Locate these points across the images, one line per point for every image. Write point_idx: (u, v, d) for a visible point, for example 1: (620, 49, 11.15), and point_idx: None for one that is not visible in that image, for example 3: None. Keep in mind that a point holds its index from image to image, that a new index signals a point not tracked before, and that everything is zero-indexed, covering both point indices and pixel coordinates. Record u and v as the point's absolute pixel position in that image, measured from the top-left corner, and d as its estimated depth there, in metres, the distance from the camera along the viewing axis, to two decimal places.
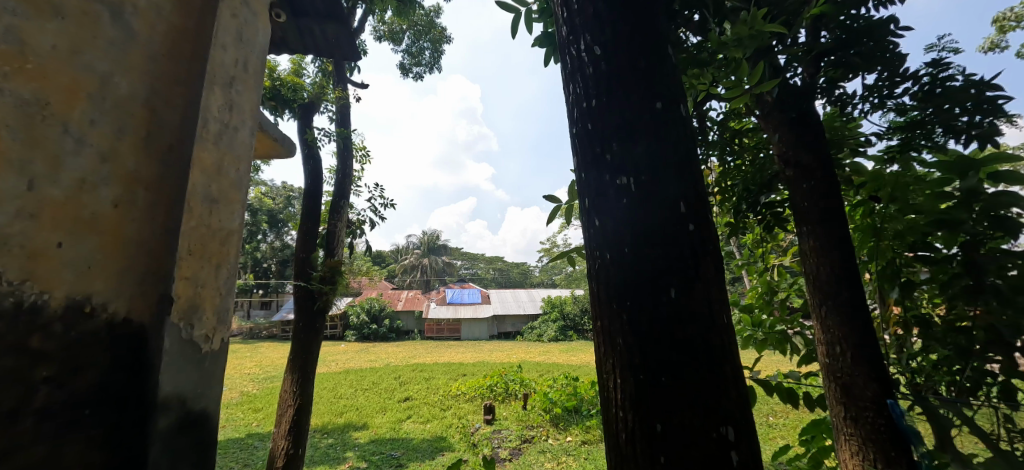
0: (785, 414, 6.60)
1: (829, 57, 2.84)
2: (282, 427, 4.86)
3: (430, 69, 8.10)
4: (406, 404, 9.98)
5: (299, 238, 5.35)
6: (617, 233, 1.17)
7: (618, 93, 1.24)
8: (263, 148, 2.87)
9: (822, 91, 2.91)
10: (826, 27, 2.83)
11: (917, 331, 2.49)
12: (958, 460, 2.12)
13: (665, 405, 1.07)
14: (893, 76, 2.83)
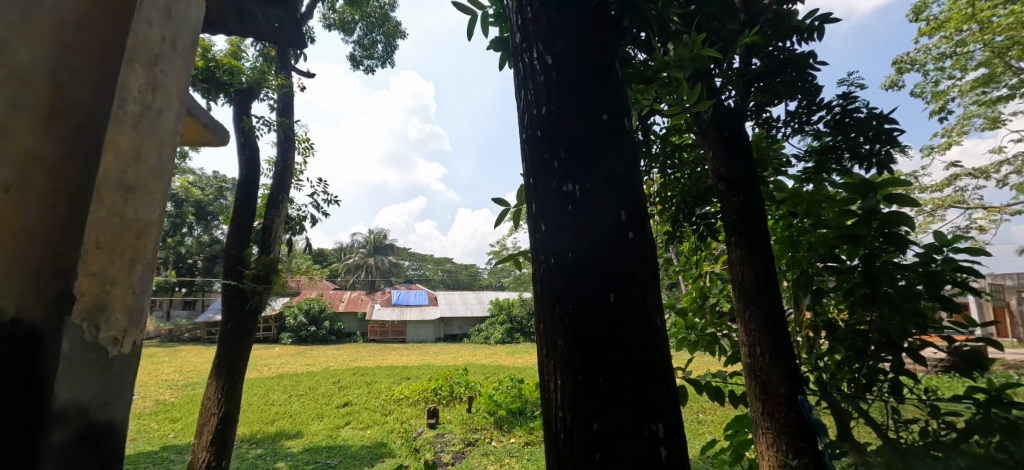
0: (713, 411, 7.05)
1: (757, 83, 3.12)
2: (204, 438, 4.65)
3: (382, 63, 8.01)
4: (344, 410, 9.73)
5: (231, 231, 5.11)
6: (562, 238, 1.26)
7: (568, 103, 1.32)
8: (191, 135, 2.80)
9: (751, 114, 3.20)
10: (757, 54, 3.10)
11: (824, 333, 2.79)
12: (855, 448, 2.35)
13: (602, 405, 1.17)
14: (812, 104, 3.15)
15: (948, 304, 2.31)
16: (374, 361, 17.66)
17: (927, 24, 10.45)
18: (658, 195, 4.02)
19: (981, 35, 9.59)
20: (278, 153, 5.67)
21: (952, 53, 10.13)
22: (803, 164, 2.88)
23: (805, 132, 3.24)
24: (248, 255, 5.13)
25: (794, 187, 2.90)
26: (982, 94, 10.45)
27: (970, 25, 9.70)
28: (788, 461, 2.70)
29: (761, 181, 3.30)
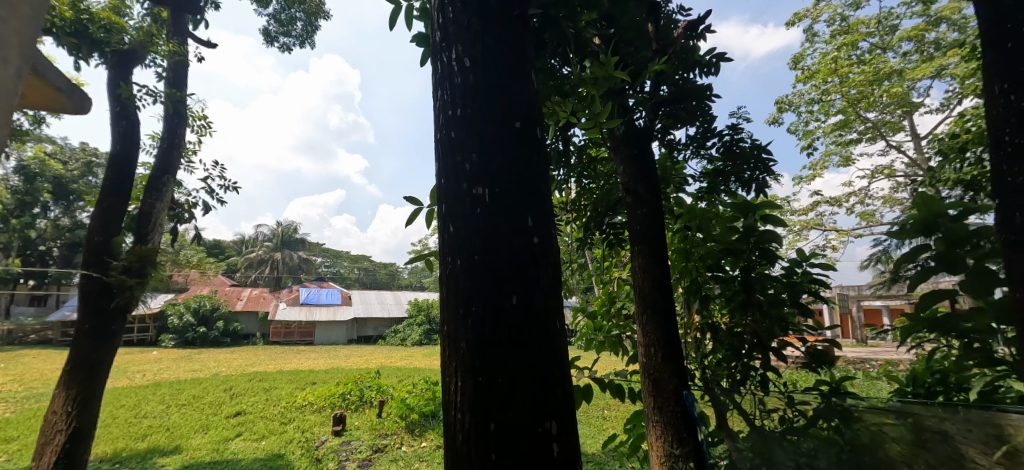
0: (618, 407, 7.51)
1: (663, 108, 3.43)
2: (44, 460, 4.14)
3: (300, 42, 7.64)
4: (235, 420, 9.05)
5: (95, 216, 4.48)
6: (471, 239, 1.23)
7: (483, 106, 1.36)
8: (40, 99, 2.56)
9: (657, 135, 3.52)
10: (665, 82, 3.40)
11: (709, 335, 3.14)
12: (728, 436, 2.65)
13: (500, 405, 1.12)
14: (707, 132, 3.55)
15: (804, 312, 2.72)
16: (276, 365, 16.68)
17: (805, 70, 11.95)
18: (573, 204, 4.25)
19: (844, 85, 11.16)
20: (164, 128, 5.06)
21: (822, 98, 11.68)
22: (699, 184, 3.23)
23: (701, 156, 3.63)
24: (118, 244, 4.56)
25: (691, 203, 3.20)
26: (840, 136, 12.06)
27: (837, 76, 11.25)
28: (674, 450, 2.99)
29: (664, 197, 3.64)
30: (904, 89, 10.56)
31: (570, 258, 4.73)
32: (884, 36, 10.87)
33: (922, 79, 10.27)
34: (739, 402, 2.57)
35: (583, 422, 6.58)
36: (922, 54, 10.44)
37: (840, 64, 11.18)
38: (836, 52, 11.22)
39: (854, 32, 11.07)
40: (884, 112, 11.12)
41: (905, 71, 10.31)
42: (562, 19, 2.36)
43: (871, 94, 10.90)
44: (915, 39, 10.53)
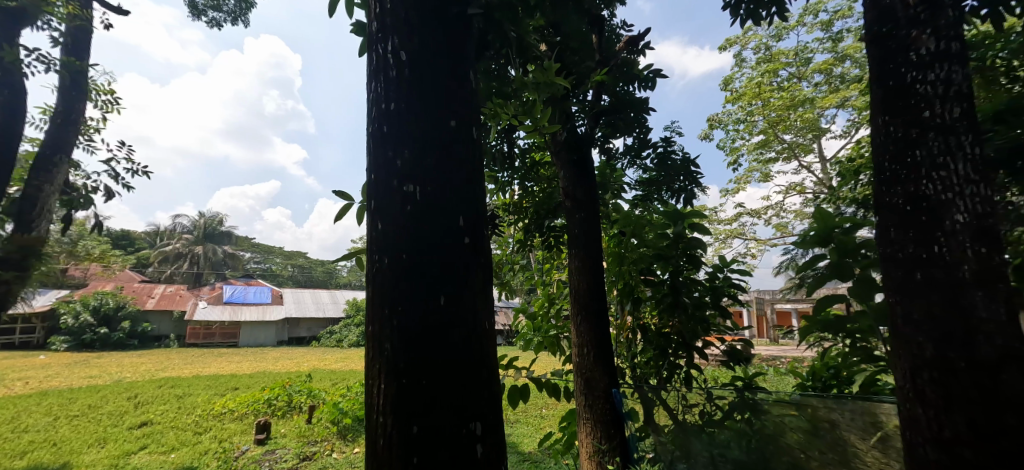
0: (554, 406, 7.65)
1: (603, 118, 3.55)
2: None
3: (232, 19, 7.18)
4: (142, 430, 8.29)
5: None
6: (400, 238, 1.20)
7: (418, 102, 1.33)
8: None
9: (597, 142, 3.62)
10: (606, 92, 3.52)
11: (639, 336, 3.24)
12: (655, 429, 2.92)
13: (424, 407, 1.10)
14: (643, 143, 3.71)
15: (724, 313, 2.93)
16: (195, 370, 15.60)
17: (732, 92, 12.76)
18: (517, 206, 4.30)
19: (765, 108, 12.02)
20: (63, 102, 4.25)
21: (747, 119, 12.54)
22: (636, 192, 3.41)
23: (637, 166, 3.78)
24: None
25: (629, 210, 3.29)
26: (761, 155, 12.94)
27: (760, 99, 12.10)
28: (601, 446, 3.09)
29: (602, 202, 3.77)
30: (815, 115, 11.54)
31: (512, 259, 4.77)
32: (799, 68, 11.82)
33: (830, 108, 11.29)
34: (664, 399, 2.81)
35: (521, 421, 6.63)
36: (830, 85, 11.45)
37: (763, 89, 12.03)
38: (760, 78, 12.09)
39: (776, 60, 11.96)
40: (798, 136, 12.07)
41: (816, 100, 11.30)
42: (505, 22, 2.38)
43: (787, 118, 11.81)
44: (825, 72, 11.55)
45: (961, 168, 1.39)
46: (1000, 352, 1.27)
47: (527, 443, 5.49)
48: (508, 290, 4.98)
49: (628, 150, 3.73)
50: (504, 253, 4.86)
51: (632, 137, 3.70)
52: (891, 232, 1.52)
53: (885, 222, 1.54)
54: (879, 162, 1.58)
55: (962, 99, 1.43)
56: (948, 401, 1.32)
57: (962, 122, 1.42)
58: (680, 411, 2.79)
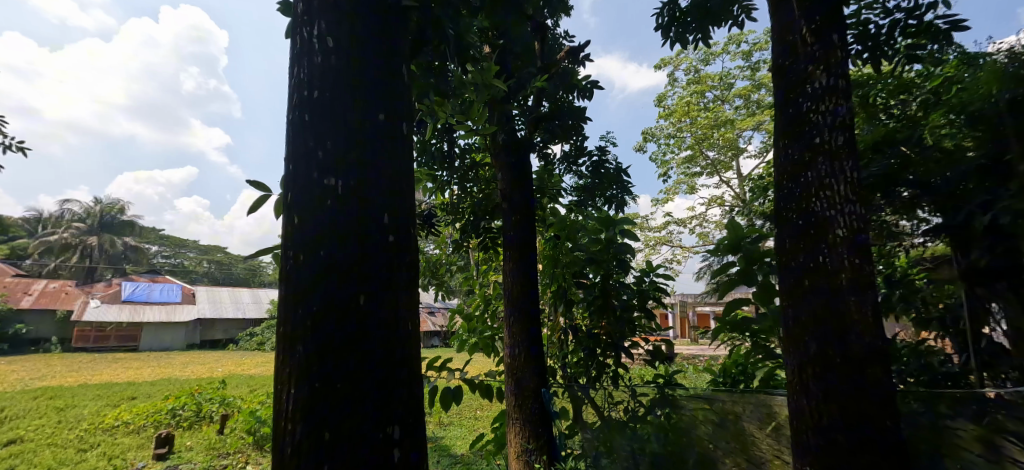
0: (486, 408, 7.60)
1: (543, 123, 3.59)
2: None
3: None
4: (15, 446, 7.26)
5: None
6: (317, 234, 1.10)
7: (344, 91, 1.22)
8: None
9: (536, 146, 3.65)
10: (546, 98, 3.55)
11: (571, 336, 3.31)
12: (584, 426, 3.04)
13: (338, 413, 1.02)
14: (579, 150, 3.80)
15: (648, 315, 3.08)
16: (93, 376, 14.14)
17: (664, 108, 13.39)
18: (453, 207, 4.18)
19: (692, 126, 12.72)
20: None
21: (676, 135, 13.22)
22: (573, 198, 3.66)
23: (572, 172, 3.87)
24: None
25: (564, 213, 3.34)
26: (688, 169, 13.64)
27: (688, 117, 12.78)
28: (528, 445, 3.17)
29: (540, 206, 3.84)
30: (735, 136, 12.33)
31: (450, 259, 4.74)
32: (722, 92, 12.58)
33: (747, 130, 12.12)
34: (593, 396, 2.94)
35: (455, 423, 6.52)
36: (747, 109, 12.22)
37: (691, 108, 12.72)
38: (690, 97, 12.77)
39: (704, 82, 12.69)
40: (721, 154, 12.77)
41: (736, 122, 12.09)
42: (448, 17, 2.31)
43: (712, 136, 12.54)
44: (744, 97, 12.40)
45: (841, 188, 1.94)
46: (868, 346, 1.81)
47: (459, 445, 5.40)
48: (446, 290, 4.95)
49: (566, 156, 3.82)
50: (442, 253, 4.81)
51: (569, 143, 3.78)
52: (790, 242, 2.08)
53: (786, 233, 2.11)
54: (785, 179, 2.15)
55: (844, 130, 2.00)
56: (828, 384, 1.85)
57: (844, 149, 1.98)
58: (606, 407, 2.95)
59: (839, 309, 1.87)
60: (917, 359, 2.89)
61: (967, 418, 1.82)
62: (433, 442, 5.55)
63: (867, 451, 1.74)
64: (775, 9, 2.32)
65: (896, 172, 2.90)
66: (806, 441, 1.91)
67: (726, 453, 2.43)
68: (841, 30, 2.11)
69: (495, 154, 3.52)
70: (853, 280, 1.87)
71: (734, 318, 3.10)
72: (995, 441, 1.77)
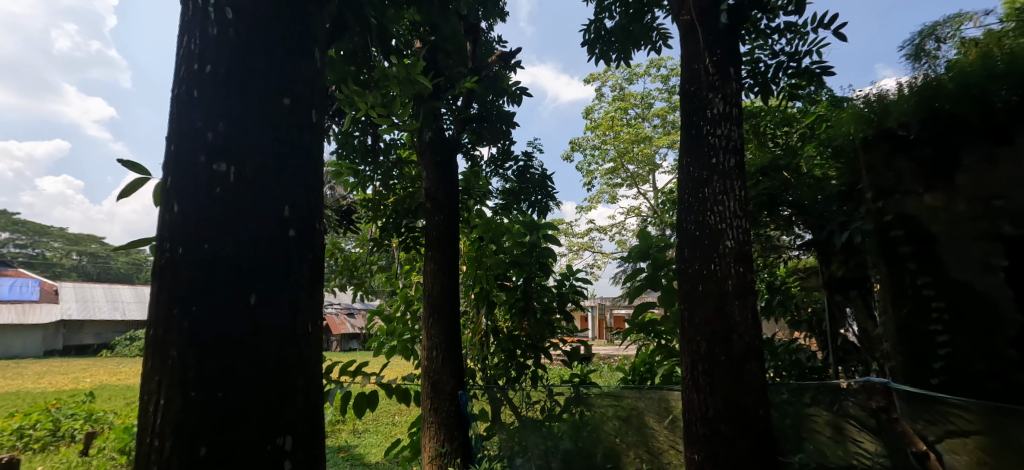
0: (404, 412, 7.36)
1: (471, 124, 3.56)
2: None
3: None
4: None
5: None
6: (201, 225, 0.96)
7: (243, 68, 1.07)
8: None
9: (463, 148, 3.61)
10: (476, 100, 3.53)
11: (493, 339, 3.57)
12: (502, 427, 3.05)
13: (217, 424, 0.91)
14: (506, 154, 3.81)
15: (566, 317, 3.47)
16: None
17: (590, 120, 13.87)
18: (374, 203, 4.05)
19: (615, 140, 13.32)
20: None
21: (600, 148, 13.75)
22: (499, 201, 3.80)
23: (500, 175, 3.88)
24: None
25: (490, 217, 3.67)
26: (610, 179, 14.20)
27: (612, 131, 13.37)
28: (441, 449, 3.16)
29: (466, 208, 3.88)
30: (652, 152, 13.05)
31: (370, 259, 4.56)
32: (643, 110, 13.25)
33: (663, 148, 12.89)
34: (511, 397, 2.99)
35: (370, 430, 6.22)
36: (665, 128, 13.04)
37: (615, 123, 13.31)
38: (614, 112, 13.35)
39: (627, 100, 13.30)
40: (640, 168, 13.43)
41: (653, 139, 12.80)
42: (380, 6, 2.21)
43: (632, 151, 13.20)
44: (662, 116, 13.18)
45: (730, 205, 2.16)
46: (744, 345, 2.04)
47: (374, 452, 5.16)
48: (366, 291, 4.75)
49: (493, 159, 3.83)
50: (362, 252, 4.61)
51: (497, 147, 3.77)
52: (686, 251, 2.25)
53: (681, 243, 2.29)
54: (684, 193, 2.32)
55: (735, 153, 2.21)
56: (714, 380, 2.05)
57: (733, 171, 2.19)
58: (523, 408, 2.99)
59: (725, 313, 2.08)
60: (789, 355, 3.51)
61: (823, 406, 2.17)
62: (345, 450, 5.26)
63: (742, 438, 1.96)
64: (683, 39, 2.47)
65: (778, 192, 3.65)
66: (693, 431, 2.10)
67: (628, 446, 2.60)
68: (736, 62, 2.31)
69: (422, 153, 3.44)
70: (736, 286, 2.08)
71: (642, 320, 3.28)
72: (843, 427, 2.13)
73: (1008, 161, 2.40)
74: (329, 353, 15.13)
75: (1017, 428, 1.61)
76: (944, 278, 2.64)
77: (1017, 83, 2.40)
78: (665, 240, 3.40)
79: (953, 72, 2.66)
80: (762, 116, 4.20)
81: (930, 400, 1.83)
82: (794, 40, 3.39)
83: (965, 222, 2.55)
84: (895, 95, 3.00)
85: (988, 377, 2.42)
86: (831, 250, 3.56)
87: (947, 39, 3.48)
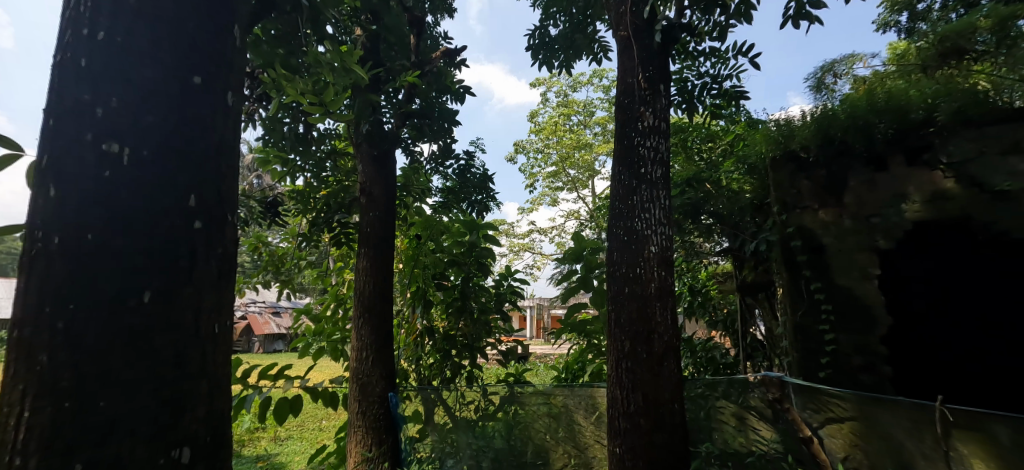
0: (333, 416, 7.03)
1: (411, 119, 3.42)
2: None
3: None
4: None
5: None
6: (84, 213, 0.85)
7: (145, 39, 0.95)
8: None
9: (403, 143, 3.53)
10: (418, 96, 3.44)
11: (429, 338, 3.54)
12: (435, 429, 3.00)
13: (98, 438, 0.81)
14: (447, 152, 3.76)
15: (504, 317, 3.59)
16: None
17: (533, 124, 14.01)
18: (304, 195, 3.86)
19: (558, 145, 13.56)
20: None
21: (543, 151, 13.90)
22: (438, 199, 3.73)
23: (441, 173, 3.83)
24: None
25: (428, 215, 3.64)
26: (551, 183, 14.40)
27: (555, 136, 13.59)
28: (368, 453, 3.04)
29: (404, 205, 3.80)
30: (592, 159, 13.37)
31: (298, 254, 4.30)
32: (585, 118, 13.55)
33: (602, 155, 13.25)
34: (445, 398, 2.97)
35: (294, 436, 5.88)
36: (604, 136, 13.42)
37: (558, 128, 13.54)
38: (558, 117, 13.56)
39: (570, 106, 13.54)
40: (580, 173, 13.73)
41: (594, 146, 13.12)
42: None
43: (573, 156, 13.47)
44: (603, 125, 13.56)
45: (656, 212, 2.27)
46: (664, 344, 2.15)
47: (296, 460, 4.87)
48: (293, 288, 4.51)
49: (433, 156, 3.77)
50: (290, 247, 4.35)
51: (438, 144, 3.71)
52: (615, 255, 2.32)
53: (612, 246, 2.35)
54: (615, 198, 2.38)
55: (661, 165, 2.33)
56: (635, 376, 2.14)
57: (659, 181, 2.31)
58: (457, 409, 2.97)
59: (647, 314, 2.18)
60: (706, 352, 3.81)
61: (730, 398, 2.31)
62: (264, 459, 4.95)
63: (659, 429, 2.08)
64: (619, 53, 2.52)
65: (699, 202, 3.90)
66: (614, 425, 2.17)
67: (557, 443, 2.69)
68: (666, 80, 2.43)
69: (358, 147, 3.32)
70: (658, 289, 2.20)
71: (574, 320, 3.39)
72: (744, 417, 2.30)
73: (884, 185, 2.98)
74: (252, 355, 14.14)
75: (881, 414, 1.85)
76: (831, 283, 3.04)
77: (892, 117, 2.96)
78: (597, 243, 3.49)
79: (845, 104, 3.14)
80: (689, 132, 4.50)
81: (814, 392, 2.05)
82: (717, 63, 3.62)
83: (850, 235, 3.03)
84: (800, 120, 3.37)
85: (862, 370, 2.87)
86: (743, 256, 3.85)
87: (843, 75, 3.86)
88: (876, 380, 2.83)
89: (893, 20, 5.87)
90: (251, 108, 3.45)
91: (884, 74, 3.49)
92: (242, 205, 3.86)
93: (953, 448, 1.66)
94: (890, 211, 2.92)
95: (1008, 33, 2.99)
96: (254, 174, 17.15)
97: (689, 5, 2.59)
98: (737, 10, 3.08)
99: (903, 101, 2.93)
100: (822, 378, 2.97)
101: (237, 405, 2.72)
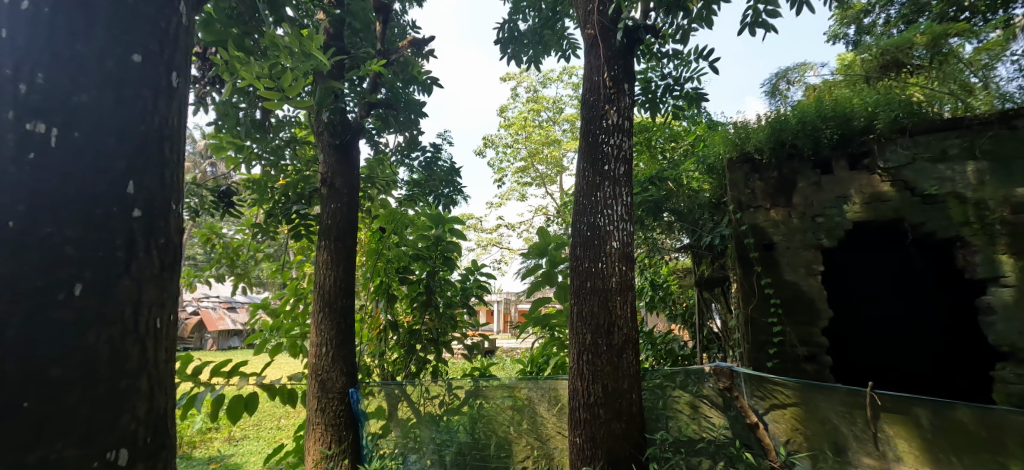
0: (294, 413, 6.85)
1: (376, 108, 3.35)
2: None
3: None
4: None
5: None
6: (3, 198, 0.77)
7: (77, 12, 0.88)
8: None
9: (368, 134, 3.44)
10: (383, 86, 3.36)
11: (393, 333, 3.49)
12: (399, 425, 2.98)
13: (23, 441, 0.74)
14: (413, 144, 3.70)
15: (470, 310, 3.61)
16: None
17: (504, 120, 13.91)
18: (261, 185, 3.70)
19: (527, 140, 13.53)
20: None
21: (512, 146, 13.87)
22: (404, 192, 3.70)
23: (407, 165, 3.76)
24: None
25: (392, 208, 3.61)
26: (520, 178, 14.38)
27: (524, 131, 13.54)
28: (327, 451, 2.94)
29: (367, 197, 3.76)
30: (560, 155, 13.42)
31: (255, 246, 4.13)
32: (554, 114, 13.53)
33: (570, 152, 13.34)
34: (409, 392, 2.97)
35: (251, 436, 5.68)
36: (573, 133, 13.49)
37: (527, 123, 13.49)
38: (527, 113, 13.53)
39: (540, 102, 13.51)
40: (548, 169, 13.77)
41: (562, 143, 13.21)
42: None
43: (541, 152, 13.50)
44: (572, 122, 13.62)
45: (618, 209, 2.31)
46: (624, 336, 2.19)
47: (252, 461, 4.68)
48: (250, 282, 4.34)
49: (400, 148, 3.71)
50: (245, 239, 4.16)
51: (405, 136, 3.65)
52: (579, 249, 2.34)
53: (575, 243, 2.37)
54: (580, 194, 2.40)
55: (624, 162, 2.36)
56: (595, 368, 2.17)
57: (622, 178, 2.35)
58: (421, 405, 2.96)
59: (608, 308, 2.21)
60: (665, 345, 3.90)
61: (683, 388, 2.41)
62: (218, 461, 4.75)
63: (616, 419, 2.12)
64: (586, 51, 2.53)
65: (660, 200, 4.05)
66: (575, 416, 2.21)
67: (519, 435, 2.71)
68: (630, 80, 2.46)
69: (320, 136, 3.22)
70: (619, 284, 2.24)
71: (539, 315, 3.43)
72: (698, 406, 2.37)
73: (828, 187, 3.13)
74: (205, 351, 13.45)
75: (821, 400, 2.03)
76: (780, 278, 3.17)
77: (837, 123, 3.09)
78: (562, 238, 3.53)
79: (795, 109, 3.24)
80: (653, 131, 4.64)
81: (761, 381, 2.19)
82: (679, 65, 3.70)
83: (798, 232, 3.16)
84: (755, 124, 3.44)
85: (805, 359, 3.01)
86: (701, 252, 3.92)
87: (795, 83, 4.02)
88: (818, 369, 2.97)
89: (841, 33, 6.14)
90: (203, 91, 3.28)
91: (831, 83, 3.65)
92: (193, 194, 3.69)
93: (881, 429, 1.89)
94: (832, 211, 3.09)
95: (939, 51, 3.24)
96: (210, 162, 16.28)
97: (654, 7, 2.62)
98: (698, 15, 3.15)
99: (847, 109, 3.07)
100: (769, 368, 3.11)
101: (186, 405, 2.57)
